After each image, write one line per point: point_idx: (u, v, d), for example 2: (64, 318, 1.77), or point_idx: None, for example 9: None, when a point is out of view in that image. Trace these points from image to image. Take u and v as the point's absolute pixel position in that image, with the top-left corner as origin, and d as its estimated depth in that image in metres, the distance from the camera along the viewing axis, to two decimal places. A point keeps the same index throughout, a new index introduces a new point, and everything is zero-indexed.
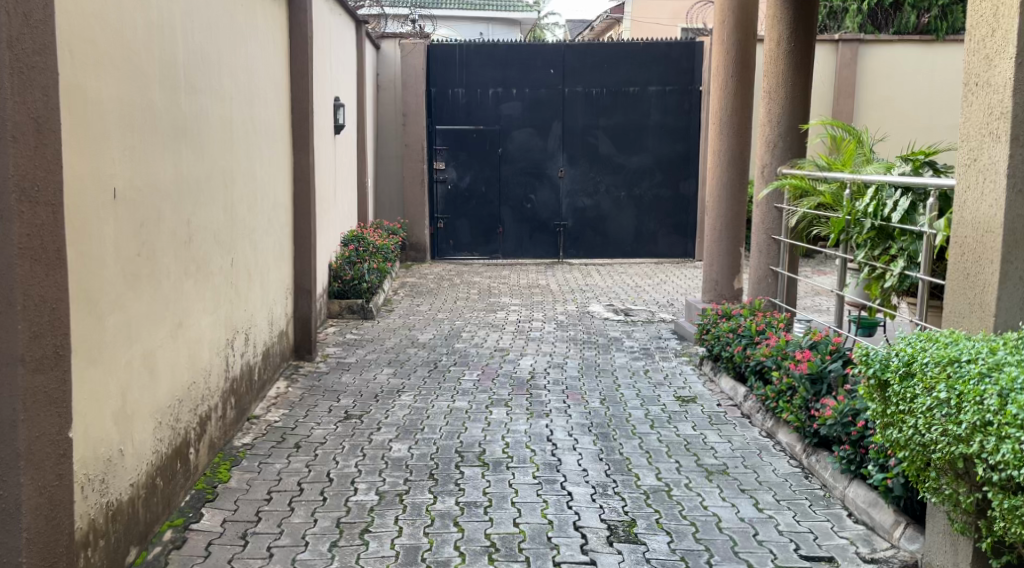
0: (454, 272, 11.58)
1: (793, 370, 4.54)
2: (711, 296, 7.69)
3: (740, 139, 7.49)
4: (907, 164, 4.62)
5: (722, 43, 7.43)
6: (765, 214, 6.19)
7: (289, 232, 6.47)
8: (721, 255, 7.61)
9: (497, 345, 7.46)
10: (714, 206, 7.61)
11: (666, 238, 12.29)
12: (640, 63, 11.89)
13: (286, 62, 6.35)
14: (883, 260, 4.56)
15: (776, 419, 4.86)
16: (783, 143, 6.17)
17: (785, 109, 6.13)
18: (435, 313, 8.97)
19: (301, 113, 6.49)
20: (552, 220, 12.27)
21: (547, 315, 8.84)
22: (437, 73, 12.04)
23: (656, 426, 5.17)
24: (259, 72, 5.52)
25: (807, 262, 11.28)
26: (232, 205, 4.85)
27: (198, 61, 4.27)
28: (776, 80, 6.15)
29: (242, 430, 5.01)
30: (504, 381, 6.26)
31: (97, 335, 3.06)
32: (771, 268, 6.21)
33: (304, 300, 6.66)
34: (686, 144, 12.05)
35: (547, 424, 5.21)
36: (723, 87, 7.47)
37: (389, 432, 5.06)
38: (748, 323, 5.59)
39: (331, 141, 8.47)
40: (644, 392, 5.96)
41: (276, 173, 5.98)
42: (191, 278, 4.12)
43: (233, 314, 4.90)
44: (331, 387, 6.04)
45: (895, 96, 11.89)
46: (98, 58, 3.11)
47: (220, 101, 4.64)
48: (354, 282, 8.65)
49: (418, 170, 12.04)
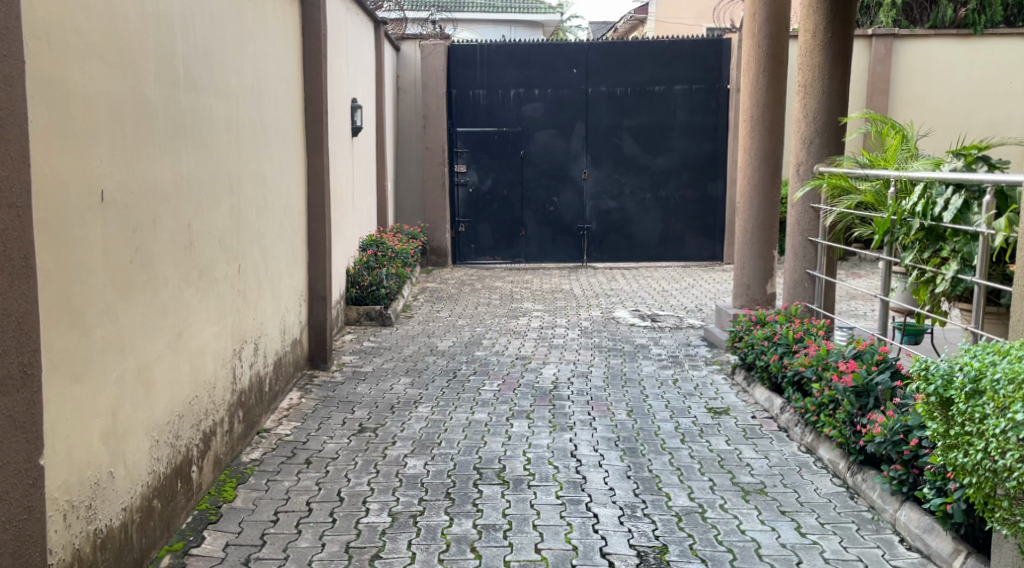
0: (476, 277, 11.32)
1: (835, 382, 4.25)
2: (742, 301, 7.39)
3: (772, 138, 7.20)
4: (959, 159, 4.35)
5: (754, 38, 7.13)
6: (800, 215, 5.91)
7: (302, 238, 6.22)
8: (753, 258, 7.31)
9: (519, 353, 7.18)
10: (745, 208, 7.31)
11: (694, 241, 11.96)
12: (665, 61, 11.60)
13: (299, 61, 6.11)
14: (934, 263, 4.29)
15: (817, 434, 4.58)
16: (818, 139, 5.87)
17: (822, 105, 5.83)
18: (456, 319, 8.71)
19: (315, 114, 6.25)
20: (575, 223, 11.99)
21: (570, 321, 8.55)
22: (458, 75, 11.81)
23: (687, 441, 4.89)
24: (270, 71, 5.28)
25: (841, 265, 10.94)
26: (240, 210, 4.61)
27: (200, 56, 4.03)
28: (810, 74, 5.86)
29: (251, 444, 4.76)
30: (526, 391, 5.97)
31: (80, 350, 2.81)
32: (808, 272, 5.91)
33: (319, 307, 6.41)
34: (714, 144, 11.73)
35: (571, 438, 4.93)
36: (754, 83, 7.18)
37: (404, 447, 4.79)
38: (785, 330, 5.28)
39: (348, 144, 8.24)
40: (674, 403, 5.67)
41: (288, 176, 5.75)
42: (193, 286, 3.87)
43: (241, 323, 4.66)
44: (346, 398, 5.79)
45: (931, 92, 11.52)
46: (82, 51, 2.88)
47: (226, 98, 4.40)
48: (373, 288, 8.37)
49: (439, 173, 11.78)
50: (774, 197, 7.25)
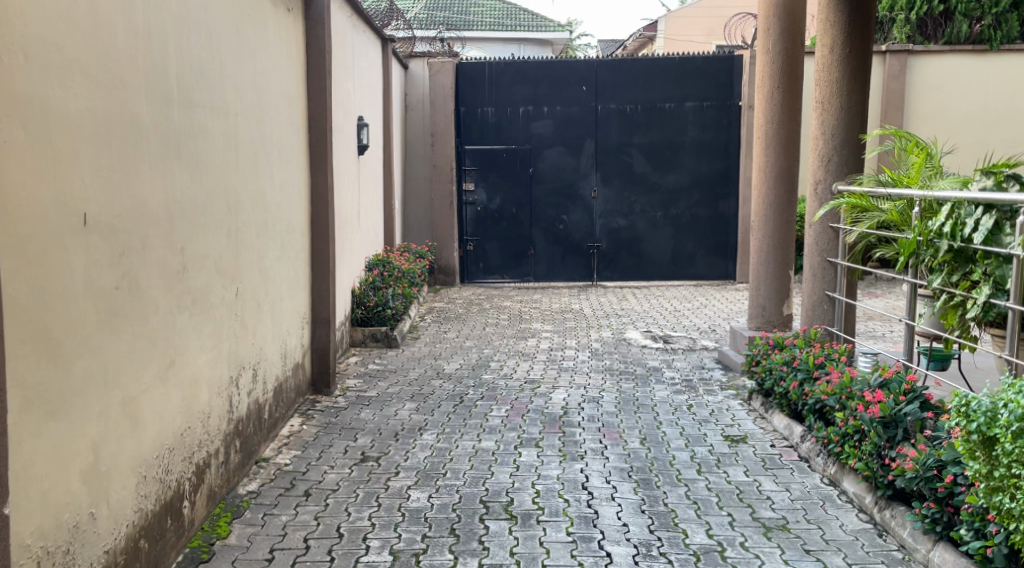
0: (484, 296, 11.13)
1: (861, 412, 4.05)
2: (757, 323, 7.17)
3: (788, 155, 7.00)
4: (988, 178, 4.16)
5: (767, 54, 6.97)
6: (818, 235, 5.73)
7: (305, 259, 6.04)
8: (769, 279, 7.10)
9: (528, 376, 6.98)
10: (759, 227, 7.12)
11: (705, 260, 11.75)
12: (676, 78, 11.43)
13: (303, 78, 5.96)
14: (963, 286, 4.10)
15: (841, 465, 4.39)
16: (837, 156, 5.67)
17: (841, 122, 5.64)
18: (464, 340, 8.51)
19: (318, 133, 6.08)
20: (585, 241, 11.80)
21: (580, 343, 8.35)
22: (466, 92, 11.66)
23: (703, 472, 4.70)
24: (272, 88, 5.13)
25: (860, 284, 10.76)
26: (240, 232, 4.44)
27: (200, 72, 3.87)
28: (828, 90, 5.67)
29: (248, 475, 4.57)
30: (534, 417, 5.78)
31: (56, 384, 2.62)
32: (828, 293, 5.70)
33: (322, 330, 6.23)
34: (726, 162, 11.55)
35: (582, 469, 4.73)
36: (769, 100, 6.99)
37: (408, 478, 4.59)
38: (805, 355, 5.07)
39: (354, 162, 8.09)
40: (689, 431, 5.47)
41: (291, 195, 5.58)
42: (187, 312, 3.65)
43: (239, 349, 4.47)
44: (349, 425, 5.59)
45: (946, 108, 11.33)
46: (65, 65, 2.72)
47: (227, 116, 4.23)
48: (378, 308, 8.23)
49: (447, 192, 11.66)
50: (790, 216, 7.05)
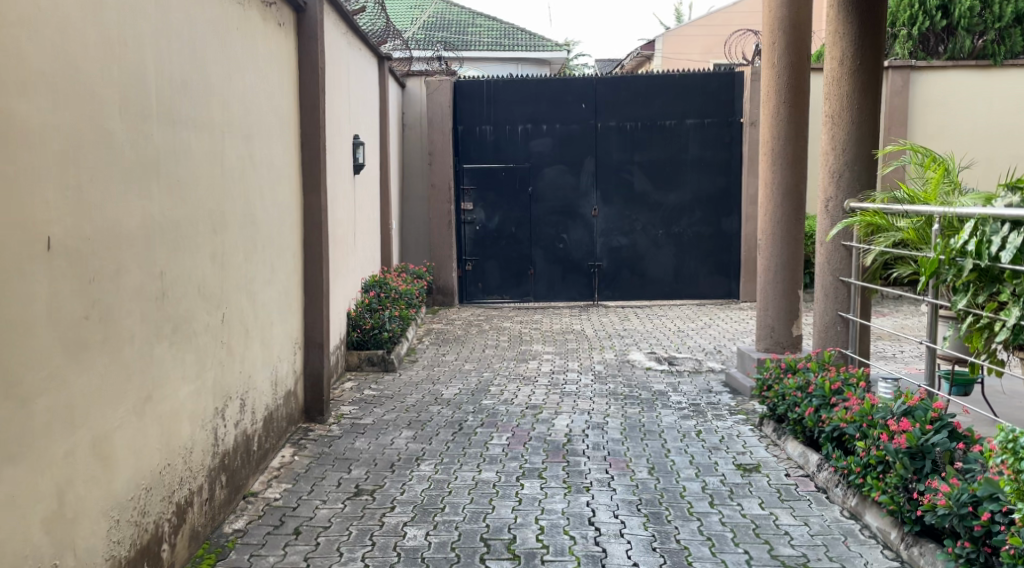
0: (483, 317, 10.90)
1: (885, 442, 3.83)
2: (766, 345, 6.93)
3: (795, 171, 6.78)
4: (1013, 194, 3.93)
5: (773, 68, 6.75)
6: (830, 254, 5.50)
7: (297, 282, 5.79)
8: (776, 299, 6.86)
9: (529, 401, 6.73)
10: (766, 245, 6.90)
11: (708, 279, 11.53)
12: (677, 95, 11.24)
13: (295, 95, 5.74)
14: (990, 308, 3.87)
15: (863, 497, 4.16)
16: (849, 172, 5.45)
17: (853, 136, 5.42)
18: (463, 363, 8.27)
19: (312, 152, 5.85)
20: (586, 260, 11.58)
21: (583, 365, 8.10)
22: (464, 110, 11.46)
23: (716, 505, 4.47)
24: (263, 105, 4.91)
25: (884, 302, 10.60)
26: (228, 255, 4.21)
27: (188, 86, 3.65)
28: (839, 103, 5.45)
29: (235, 512, 4.33)
30: (537, 445, 5.53)
31: (12, 425, 2.39)
32: (840, 314, 5.47)
33: (315, 355, 5.98)
34: (728, 179, 11.35)
35: (588, 502, 4.49)
36: (774, 115, 6.78)
37: (404, 514, 4.36)
38: (821, 380, 4.84)
39: (350, 181, 7.87)
40: (699, 460, 5.24)
41: (283, 216, 5.36)
42: (167, 341, 3.40)
43: (225, 379, 4.22)
44: (342, 455, 5.36)
45: (952, 124, 11.13)
46: (27, 77, 2.49)
47: (215, 134, 4.01)
48: (375, 331, 7.99)
49: (445, 211, 11.46)
50: (798, 234, 6.83)
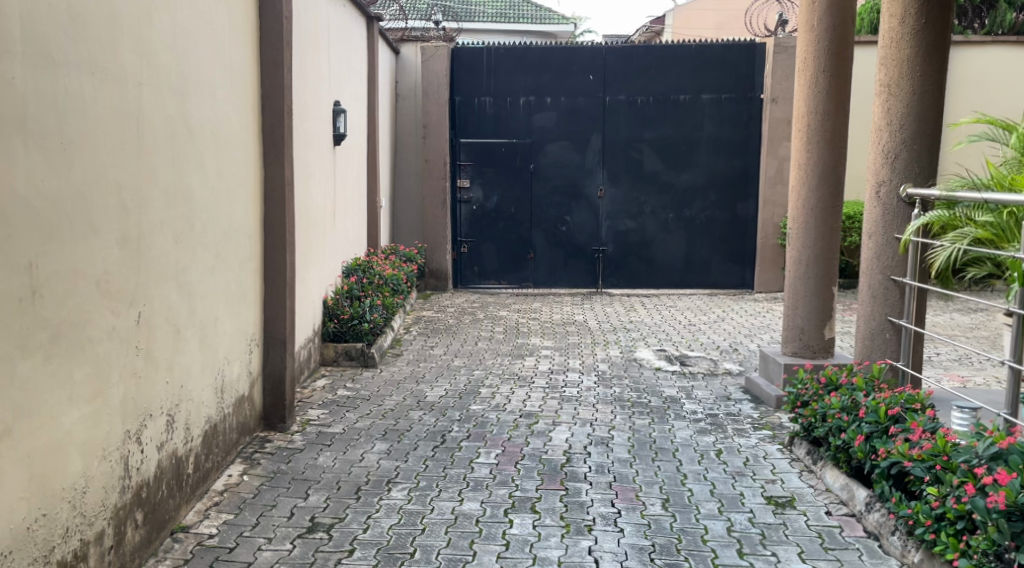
0: (478, 304, 10.08)
1: (972, 495, 3.03)
2: (793, 348, 6.10)
3: (835, 150, 5.94)
4: None
5: (812, 31, 5.89)
6: (881, 248, 4.72)
7: (254, 269, 4.95)
8: (809, 296, 6.03)
9: (523, 407, 5.90)
10: (797, 236, 6.06)
11: (721, 267, 10.69)
12: (692, 67, 10.38)
13: (252, 47, 4.88)
14: None
15: (929, 554, 3.37)
16: (905, 152, 4.62)
17: (914, 110, 4.60)
18: (452, 358, 7.44)
19: (273, 117, 5.01)
20: (589, 244, 10.75)
21: (585, 364, 7.27)
22: (462, 80, 10.59)
23: (747, 554, 3.66)
24: (204, 58, 4.07)
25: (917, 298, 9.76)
26: (146, 240, 3.39)
27: (67, 16, 2.81)
28: (897, 70, 4.62)
29: (156, 555, 3.53)
30: (530, 466, 4.71)
31: None
32: (890, 318, 4.70)
33: (276, 354, 5.15)
34: (744, 160, 10.49)
35: (591, 549, 3.69)
36: (813, 85, 5.92)
37: (364, 561, 3.56)
38: (873, 402, 4.02)
39: (328, 152, 7.02)
40: (722, 490, 4.42)
41: (235, 192, 4.54)
42: (38, 355, 2.64)
43: (145, 393, 3.42)
44: (301, 475, 4.53)
45: (988, 104, 10.25)
46: None
47: (120, 85, 3.17)
48: (354, 322, 7.14)
49: (439, 189, 10.53)
50: (835, 223, 6.00)
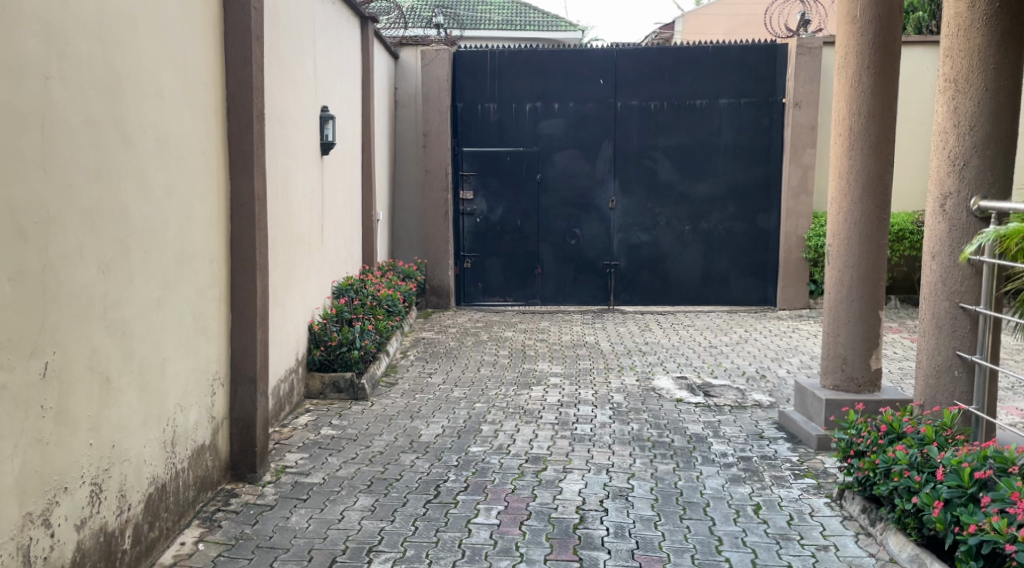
0: (482, 323, 9.39)
1: None
2: (835, 381, 5.40)
3: (881, 157, 5.24)
4: None
5: (854, 23, 5.21)
6: (948, 272, 4.03)
7: (218, 297, 4.27)
8: (853, 322, 5.33)
9: (529, 450, 5.21)
10: (838, 254, 5.37)
11: (741, 282, 9.99)
12: (710, 70, 9.70)
13: (215, 42, 4.22)
14: None
15: None
16: (976, 159, 3.93)
17: (986, 109, 3.91)
18: (452, 388, 6.74)
19: (240, 123, 4.33)
20: (601, 259, 10.06)
21: (598, 394, 6.56)
22: (464, 85, 9.93)
23: None
24: (147, 50, 3.39)
25: None
26: (58, 272, 2.73)
27: None
28: (965, 61, 3.93)
29: None
30: (538, 529, 4.01)
31: None
32: (958, 354, 4.02)
33: (246, 394, 4.46)
34: (766, 169, 9.80)
35: None
36: (856, 84, 5.22)
37: None
38: (953, 460, 3.36)
39: (313, 161, 6.35)
40: (767, 560, 3.71)
41: (191, 210, 3.85)
42: None
43: (54, 463, 2.72)
44: (268, 541, 3.84)
45: None
46: None
47: (13, 79, 2.52)
48: (342, 349, 6.43)
49: (442, 201, 9.86)
50: (882, 240, 5.30)
